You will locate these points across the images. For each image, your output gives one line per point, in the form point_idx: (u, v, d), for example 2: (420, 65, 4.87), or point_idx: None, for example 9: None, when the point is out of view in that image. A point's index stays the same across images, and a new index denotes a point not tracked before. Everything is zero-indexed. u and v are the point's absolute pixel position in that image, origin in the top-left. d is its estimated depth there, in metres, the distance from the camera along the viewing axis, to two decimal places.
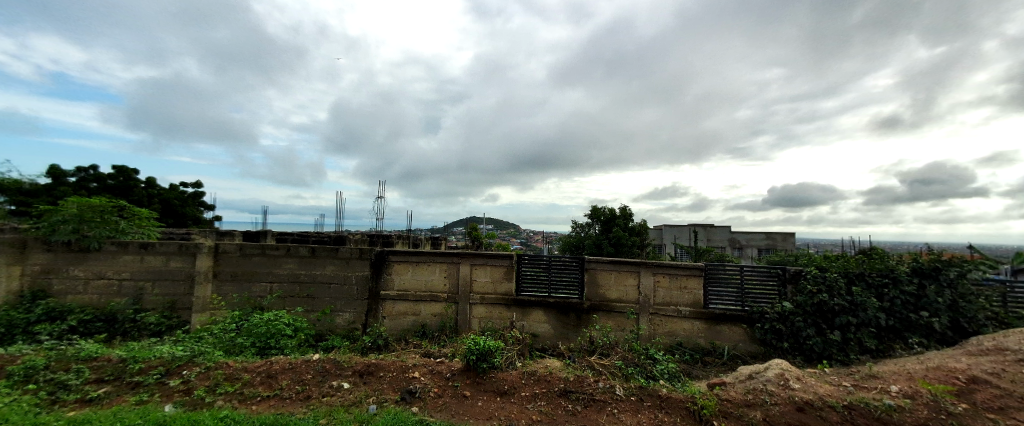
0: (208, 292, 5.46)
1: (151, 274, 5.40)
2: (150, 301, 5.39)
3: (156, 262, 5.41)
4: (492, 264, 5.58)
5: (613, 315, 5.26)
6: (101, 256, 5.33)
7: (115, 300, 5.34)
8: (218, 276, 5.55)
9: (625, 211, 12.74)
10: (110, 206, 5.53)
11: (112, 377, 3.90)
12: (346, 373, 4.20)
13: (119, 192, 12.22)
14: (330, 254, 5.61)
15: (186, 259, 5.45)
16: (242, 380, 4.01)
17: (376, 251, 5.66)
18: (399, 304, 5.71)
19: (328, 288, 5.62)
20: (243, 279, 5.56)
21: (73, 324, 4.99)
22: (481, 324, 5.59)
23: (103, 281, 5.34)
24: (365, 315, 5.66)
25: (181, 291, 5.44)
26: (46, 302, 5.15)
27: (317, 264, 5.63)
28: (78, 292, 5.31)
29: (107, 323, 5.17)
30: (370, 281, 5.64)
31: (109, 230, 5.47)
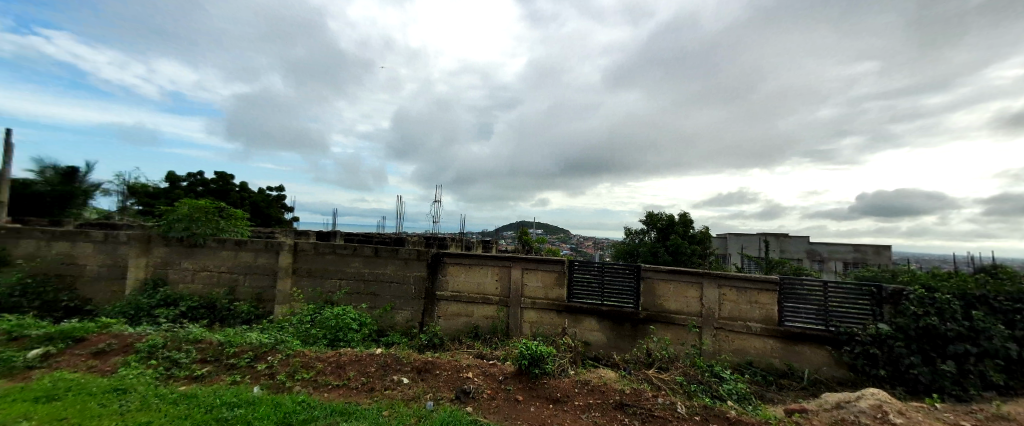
0: (288, 286, 6.07)
1: (243, 268, 6.12)
2: (242, 292, 6.11)
3: (248, 257, 6.12)
4: (543, 269, 5.57)
5: (672, 327, 4.99)
6: (206, 251, 6.15)
7: (215, 290, 6.12)
8: (296, 272, 6.14)
9: (685, 218, 12.07)
10: (212, 207, 6.38)
11: (213, 358, 4.48)
12: (405, 369, 4.44)
13: (219, 195, 14.06)
14: (391, 254, 5.98)
15: (271, 255, 6.11)
16: (315, 368, 4.40)
17: (433, 253, 5.92)
18: (454, 305, 5.90)
19: (390, 287, 5.97)
20: (317, 275, 6.11)
21: (183, 310, 5.82)
22: (532, 329, 5.60)
23: (206, 272, 6.15)
24: (422, 314, 5.93)
25: (266, 284, 6.10)
26: (165, 289, 6.04)
27: (380, 264, 6.01)
28: (188, 282, 6.15)
29: (209, 310, 5.96)
30: (426, 281, 5.91)
31: (212, 228, 6.28)
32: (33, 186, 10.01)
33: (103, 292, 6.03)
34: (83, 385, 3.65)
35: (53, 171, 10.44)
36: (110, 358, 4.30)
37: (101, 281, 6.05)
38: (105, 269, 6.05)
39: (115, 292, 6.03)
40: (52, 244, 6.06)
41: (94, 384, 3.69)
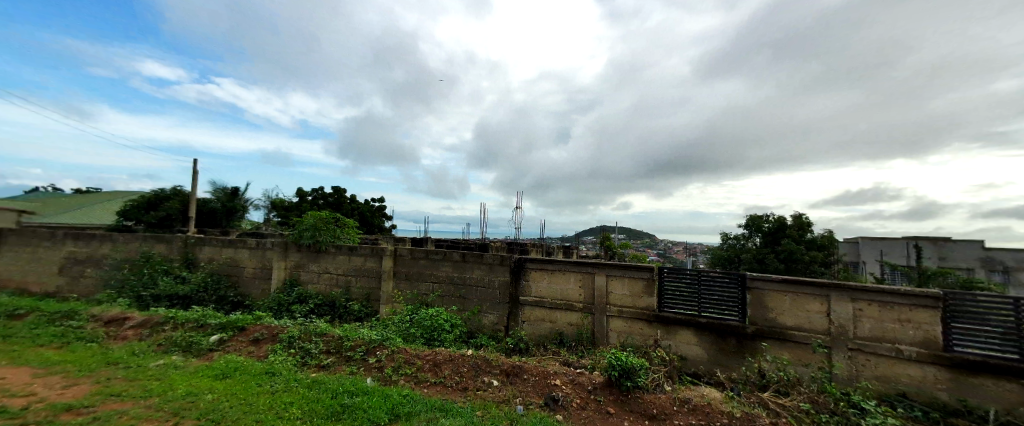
0: (390, 287, 6.75)
1: (356, 271, 6.98)
2: (355, 292, 6.97)
3: (359, 261, 6.96)
4: (630, 276, 5.32)
5: (790, 346, 4.37)
6: (327, 256, 7.16)
7: (335, 289, 7.08)
8: (396, 275, 6.80)
9: (800, 220, 10.48)
10: (331, 217, 7.42)
11: (335, 349, 5.18)
12: (494, 372, 4.60)
13: (335, 207, 16.32)
14: (477, 259, 6.27)
15: (376, 260, 6.87)
16: (416, 365, 4.80)
17: (515, 258, 6.05)
18: (537, 310, 5.93)
19: (477, 290, 6.26)
20: (414, 279, 6.68)
21: (312, 306, 6.85)
22: (620, 338, 5.35)
23: (328, 274, 7.15)
24: (508, 319, 6.08)
25: (373, 285, 6.87)
26: (299, 288, 7.18)
27: (467, 268, 6.35)
28: (315, 282, 7.20)
29: (330, 307, 6.92)
30: (510, 286, 6.06)
31: (331, 235, 7.29)
32: (211, 203, 12.84)
33: (256, 289, 7.37)
34: (246, 366, 4.52)
35: (223, 191, 13.28)
36: (262, 345, 5.25)
37: (254, 279, 7.40)
38: (257, 270, 7.40)
39: (264, 290, 7.34)
40: (221, 250, 7.56)
41: (253, 367, 4.53)
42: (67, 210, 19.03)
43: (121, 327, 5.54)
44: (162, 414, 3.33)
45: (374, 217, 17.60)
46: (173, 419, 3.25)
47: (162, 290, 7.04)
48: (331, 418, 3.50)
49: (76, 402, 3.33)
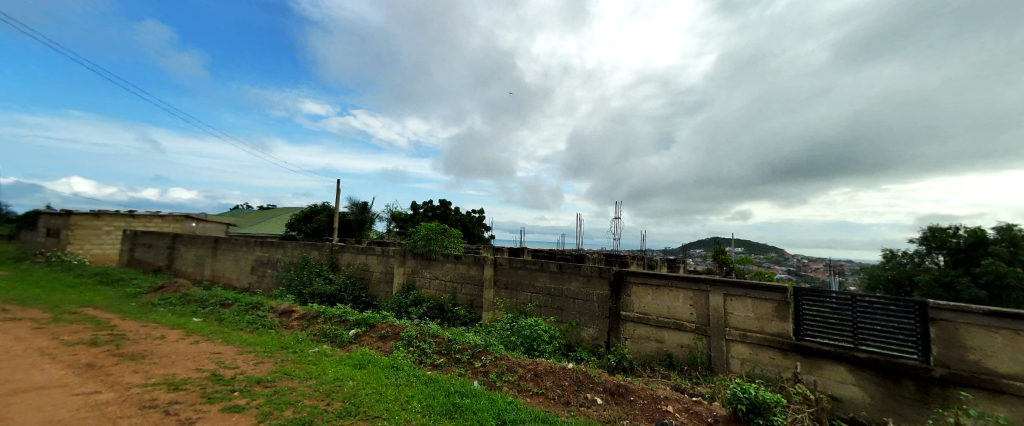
0: (491, 295, 7.06)
1: (462, 279, 7.48)
2: (461, 298, 7.46)
3: (464, 269, 7.46)
4: (753, 296, 4.64)
5: (1008, 400, 3.31)
6: (437, 263, 7.83)
7: (444, 295, 7.69)
8: (497, 283, 7.07)
9: (1012, 233, 7.92)
10: (439, 228, 8.14)
11: (445, 351, 5.60)
12: (598, 389, 4.44)
13: (442, 218, 17.94)
14: (575, 271, 6.19)
15: (479, 268, 7.28)
16: (518, 373, 4.91)
17: (614, 270, 5.77)
18: (640, 327, 5.48)
19: (575, 303, 6.15)
20: (513, 288, 6.87)
21: (425, 309, 7.56)
22: (745, 367, 4.66)
23: (438, 281, 7.79)
24: (608, 334, 5.77)
25: (476, 293, 7.29)
26: (414, 291, 8.00)
27: (565, 279, 6.29)
28: (427, 287, 7.93)
29: (440, 311, 7.53)
30: (610, 299, 5.79)
31: (440, 244, 7.99)
32: (348, 216, 15.28)
33: (382, 291, 8.43)
34: (376, 359, 5.18)
35: (355, 205, 15.67)
36: (387, 341, 5.96)
37: (380, 283, 8.48)
38: (382, 274, 8.48)
39: (388, 292, 8.35)
40: (355, 257, 8.86)
41: (381, 360, 5.17)
42: (252, 223, 24.53)
43: (288, 318, 6.87)
44: (318, 393, 4.00)
45: (474, 227, 18.80)
46: (326, 399, 3.88)
47: (315, 289, 8.54)
48: (446, 415, 3.78)
49: (263, 376, 4.21)
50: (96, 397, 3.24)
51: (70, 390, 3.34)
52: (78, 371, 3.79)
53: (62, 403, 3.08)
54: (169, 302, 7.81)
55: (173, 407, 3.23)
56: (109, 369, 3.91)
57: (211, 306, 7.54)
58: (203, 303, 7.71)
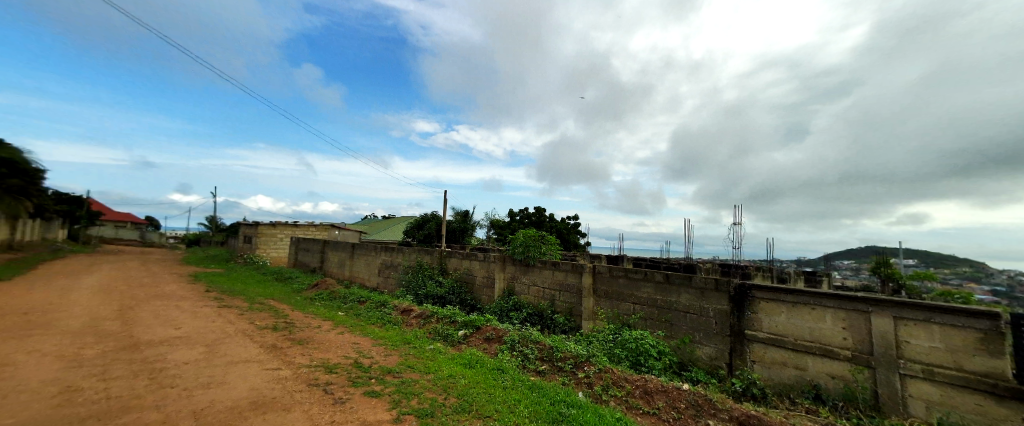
0: (590, 304, 6.62)
1: (559, 286, 7.22)
2: (560, 305, 7.18)
3: (561, 276, 7.23)
4: (941, 323, 3.55)
5: None
6: (535, 270, 7.84)
7: (543, 301, 7.56)
8: (596, 293, 6.59)
9: None
10: (537, 235, 8.22)
11: (547, 358, 5.43)
12: (723, 417, 3.93)
13: (538, 225, 18.35)
14: (684, 282, 5.39)
15: (577, 276, 6.92)
16: (626, 388, 4.60)
17: (735, 283, 4.89)
18: (772, 351, 4.57)
19: (686, 317, 5.32)
20: (613, 298, 6.30)
21: (525, 315, 7.59)
22: (933, 412, 3.59)
23: (537, 288, 7.74)
24: (730, 355, 4.89)
25: (575, 300, 6.96)
26: (515, 297, 8.14)
27: (673, 291, 5.51)
28: (526, 293, 7.97)
29: (539, 317, 7.47)
30: (730, 316, 4.91)
31: (538, 251, 8.01)
32: (453, 224, 16.59)
33: (485, 296, 8.84)
34: (484, 360, 5.40)
35: (459, 214, 16.91)
36: (492, 344, 6.17)
37: (484, 287, 8.91)
38: (485, 279, 8.89)
39: (490, 296, 8.71)
40: (461, 262, 9.49)
41: (489, 362, 5.35)
42: (377, 231, 28.35)
43: (408, 316, 7.67)
44: (436, 388, 4.31)
45: (570, 234, 18.66)
46: (443, 394, 4.16)
47: (429, 291, 9.40)
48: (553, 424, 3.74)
49: (392, 367, 4.74)
50: (279, 372, 4.03)
51: (262, 365, 4.22)
52: (267, 350, 4.78)
53: (259, 375, 3.90)
54: (321, 298, 9.42)
55: (329, 387, 3.83)
56: (285, 350, 4.84)
57: (350, 302, 8.86)
58: (344, 300, 9.11)
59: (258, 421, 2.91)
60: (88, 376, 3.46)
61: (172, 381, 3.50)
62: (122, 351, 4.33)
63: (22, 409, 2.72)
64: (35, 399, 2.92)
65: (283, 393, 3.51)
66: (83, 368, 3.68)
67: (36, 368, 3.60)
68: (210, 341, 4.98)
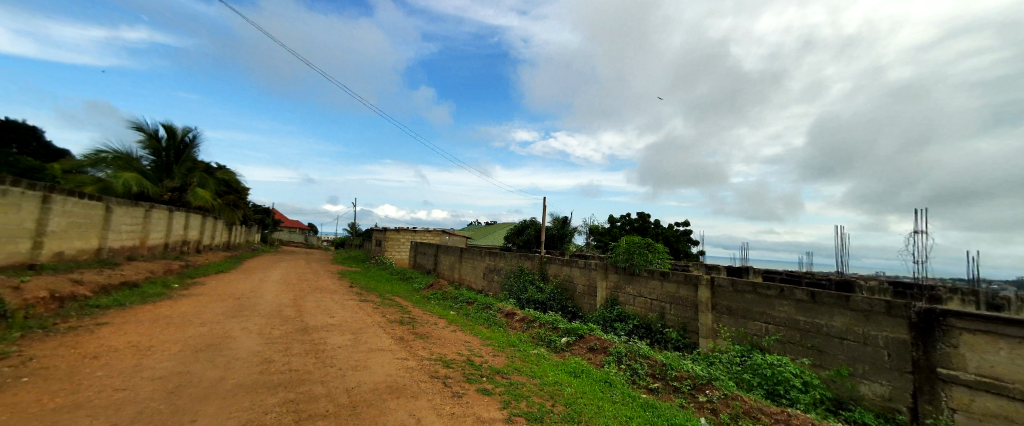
0: (709, 320, 5.78)
1: (670, 298, 6.56)
2: (671, 319, 6.50)
3: (672, 288, 6.54)
4: None
5: None
6: (641, 279, 7.27)
7: (651, 314, 6.95)
8: (716, 308, 5.76)
9: None
10: (643, 242, 7.69)
11: (660, 375, 4.87)
12: None
13: (641, 232, 17.57)
14: (838, 302, 4.38)
15: (691, 288, 6.18)
16: (762, 422, 3.67)
17: (915, 306, 3.75)
18: (983, 398, 3.27)
19: (841, 345, 4.34)
20: (738, 315, 5.45)
21: (631, 326, 7.05)
22: None
23: (643, 299, 7.17)
24: (912, 397, 3.73)
25: (690, 315, 6.17)
26: (619, 307, 7.64)
27: (820, 312, 4.56)
28: (632, 303, 7.43)
29: (648, 330, 6.87)
30: (910, 348, 3.78)
31: (644, 259, 7.45)
32: (551, 230, 16.75)
33: (586, 303, 8.59)
34: (591, 371, 5.17)
35: (558, 220, 17.00)
36: (597, 354, 5.90)
37: (585, 295, 8.66)
38: (587, 287, 8.63)
39: (592, 304, 8.42)
40: (562, 268, 9.42)
41: (595, 373, 5.10)
42: (481, 236, 30.16)
43: (512, 320, 7.90)
44: (543, 393, 4.27)
45: (680, 242, 17.14)
46: (551, 400, 4.06)
47: (530, 296, 9.55)
48: None
49: (501, 368, 4.92)
50: (406, 363, 4.51)
51: (393, 354, 4.78)
52: (396, 341, 5.41)
53: (391, 363, 4.41)
54: (435, 297, 10.34)
55: (448, 380, 4.14)
56: (411, 343, 5.42)
57: (460, 303, 9.53)
58: (455, 300, 9.84)
59: (395, 404, 3.29)
60: (278, 351, 4.37)
61: (331, 361, 4.21)
62: (297, 333, 5.37)
63: (239, 373, 3.55)
64: (246, 365, 3.79)
65: (411, 382, 3.91)
66: (274, 344, 4.67)
67: (244, 341, 4.68)
68: (354, 329, 5.86)
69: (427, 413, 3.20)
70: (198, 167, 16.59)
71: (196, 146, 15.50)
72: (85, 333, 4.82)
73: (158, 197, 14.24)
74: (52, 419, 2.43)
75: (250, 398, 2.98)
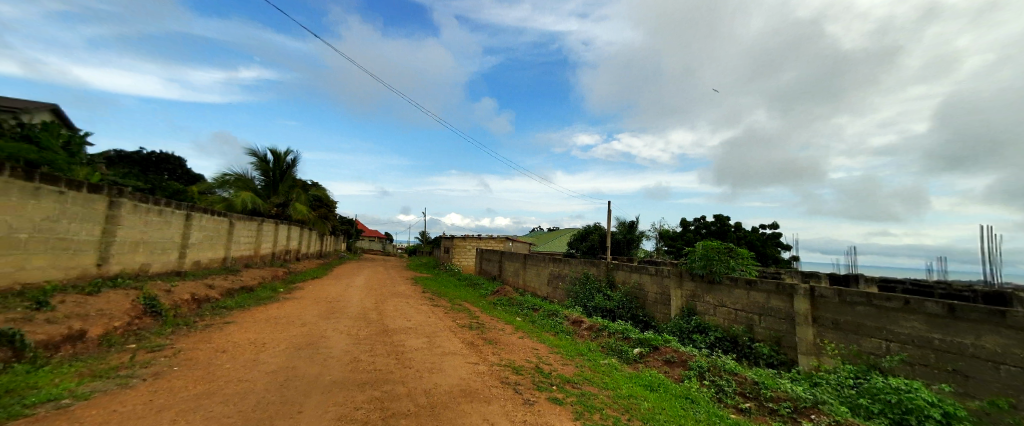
0: (810, 335, 5.08)
1: (759, 309, 5.90)
2: (761, 333, 5.84)
3: (760, 298, 5.89)
4: None
5: None
6: (722, 288, 6.65)
7: (736, 325, 6.30)
8: (818, 321, 5.04)
9: None
10: (722, 246, 7.06)
11: (752, 395, 4.36)
12: None
13: (719, 236, 16.27)
14: (988, 318, 3.57)
15: (785, 298, 5.51)
16: None
17: None
18: None
19: (995, 370, 3.52)
20: (848, 330, 4.70)
21: (713, 339, 6.43)
22: None
23: (726, 309, 6.54)
24: None
25: (785, 328, 5.48)
26: (697, 317, 7.03)
27: (962, 330, 3.76)
28: (712, 314, 6.80)
29: (733, 344, 6.22)
30: None
31: (725, 266, 6.83)
32: (617, 235, 16.19)
33: (659, 312, 8.07)
34: (669, 386, 4.81)
35: (624, 225, 16.39)
36: (675, 367, 5.49)
37: (657, 304, 8.14)
38: (659, 295, 8.11)
39: (666, 314, 7.87)
40: (630, 275, 9.00)
41: (674, 388, 4.73)
42: (545, 242, 30.08)
43: (579, 328, 7.71)
44: (617, 406, 4.06)
45: (766, 246, 15.49)
46: (626, 414, 3.82)
47: (598, 304, 9.24)
48: None
49: (570, 377, 4.80)
50: (478, 367, 4.61)
51: (465, 358, 4.92)
52: (467, 346, 5.58)
53: (463, 367, 4.54)
54: (502, 303, 10.50)
55: (519, 387, 4.14)
56: (481, 348, 5.54)
57: (526, 309, 9.55)
58: (521, 307, 9.88)
59: (469, 408, 3.36)
60: (364, 352, 4.75)
61: (409, 362, 4.46)
62: (379, 334, 5.79)
63: (333, 370, 3.92)
64: (338, 363, 4.16)
65: (483, 386, 3.98)
66: (360, 345, 5.08)
67: (336, 341, 5.16)
68: (428, 333, 6.16)
69: (500, 419, 3.22)
70: (297, 184, 18.90)
71: (296, 165, 17.53)
72: (215, 330, 5.69)
73: (266, 212, 16.50)
74: (196, 404, 2.88)
75: (342, 394, 3.26)
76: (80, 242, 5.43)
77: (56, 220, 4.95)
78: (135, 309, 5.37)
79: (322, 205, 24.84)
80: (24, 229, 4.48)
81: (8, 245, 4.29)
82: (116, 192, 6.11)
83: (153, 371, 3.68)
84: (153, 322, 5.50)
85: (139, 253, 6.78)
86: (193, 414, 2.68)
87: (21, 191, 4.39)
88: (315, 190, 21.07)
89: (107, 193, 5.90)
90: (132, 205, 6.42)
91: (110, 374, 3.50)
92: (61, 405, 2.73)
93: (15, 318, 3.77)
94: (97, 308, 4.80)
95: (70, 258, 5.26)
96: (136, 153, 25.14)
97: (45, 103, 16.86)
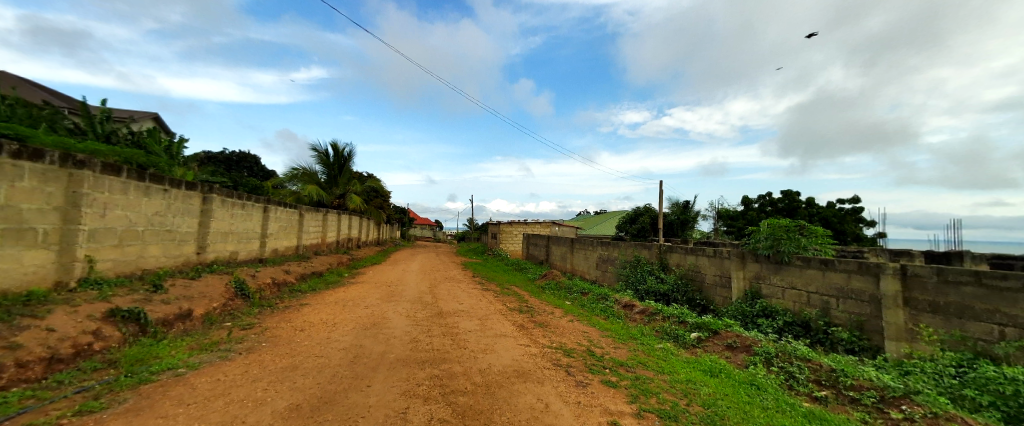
0: (901, 319, 4.55)
1: (837, 291, 5.38)
2: (839, 317, 5.33)
3: (838, 279, 5.36)
4: None
5: None
6: (792, 269, 6.13)
7: (808, 309, 5.80)
8: (912, 304, 4.49)
9: None
10: (791, 223, 6.50)
11: (829, 383, 4.01)
12: None
13: (787, 213, 15.06)
14: None
15: (868, 279, 4.97)
16: None
17: None
18: None
19: None
20: (950, 313, 4.13)
21: (781, 324, 5.97)
22: None
23: (797, 292, 6.02)
24: None
25: (869, 312, 4.95)
26: (762, 301, 6.56)
27: None
28: (780, 297, 6.31)
29: (805, 329, 5.73)
30: None
31: (795, 245, 6.29)
32: (670, 216, 15.55)
33: (718, 295, 7.65)
34: (731, 372, 4.56)
35: (678, 206, 15.65)
36: (738, 353, 5.19)
37: (716, 286, 7.71)
38: (718, 278, 7.66)
39: (726, 297, 7.41)
40: (686, 257, 8.58)
41: (737, 374, 4.49)
42: (594, 225, 29.57)
43: (631, 312, 7.53)
44: (675, 390, 3.94)
45: (844, 223, 14.03)
46: (685, 399, 3.68)
47: (650, 287, 8.95)
48: None
49: (624, 361, 4.73)
50: (530, 349, 4.70)
51: (516, 340, 5.03)
52: (518, 328, 5.69)
53: (516, 348, 4.65)
54: (550, 287, 10.53)
55: (571, 369, 4.17)
56: (532, 331, 5.62)
57: (575, 293, 9.53)
58: (570, 291, 9.85)
59: (523, 388, 3.44)
60: (422, 332, 5.01)
61: (464, 343, 4.64)
62: (435, 317, 6.08)
63: (396, 349, 4.19)
64: (400, 343, 4.44)
65: (535, 368, 4.05)
66: (418, 326, 5.37)
67: (396, 322, 5.50)
68: (481, 315, 6.36)
69: (553, 399, 3.28)
70: (355, 177, 20.17)
71: (353, 157, 18.62)
72: (294, 311, 6.30)
73: (330, 203, 17.82)
74: (281, 376, 3.22)
75: (405, 371, 3.48)
76: (183, 234, 6.22)
77: (163, 214, 5.70)
78: (228, 292, 6.09)
79: (378, 195, 26.32)
80: (141, 223, 5.22)
81: (129, 237, 5.02)
82: (208, 188, 6.89)
83: (246, 346, 4.17)
84: (243, 303, 6.19)
85: (228, 242, 7.64)
86: (281, 385, 3.01)
87: (136, 190, 5.09)
88: (370, 182, 22.23)
89: (201, 190, 6.67)
90: (221, 200, 7.23)
91: (213, 348, 4.03)
92: (178, 373, 3.19)
93: (140, 298, 4.45)
94: (199, 291, 5.51)
95: (175, 248, 6.04)
96: (220, 154, 28.33)
97: (147, 113, 19.37)
